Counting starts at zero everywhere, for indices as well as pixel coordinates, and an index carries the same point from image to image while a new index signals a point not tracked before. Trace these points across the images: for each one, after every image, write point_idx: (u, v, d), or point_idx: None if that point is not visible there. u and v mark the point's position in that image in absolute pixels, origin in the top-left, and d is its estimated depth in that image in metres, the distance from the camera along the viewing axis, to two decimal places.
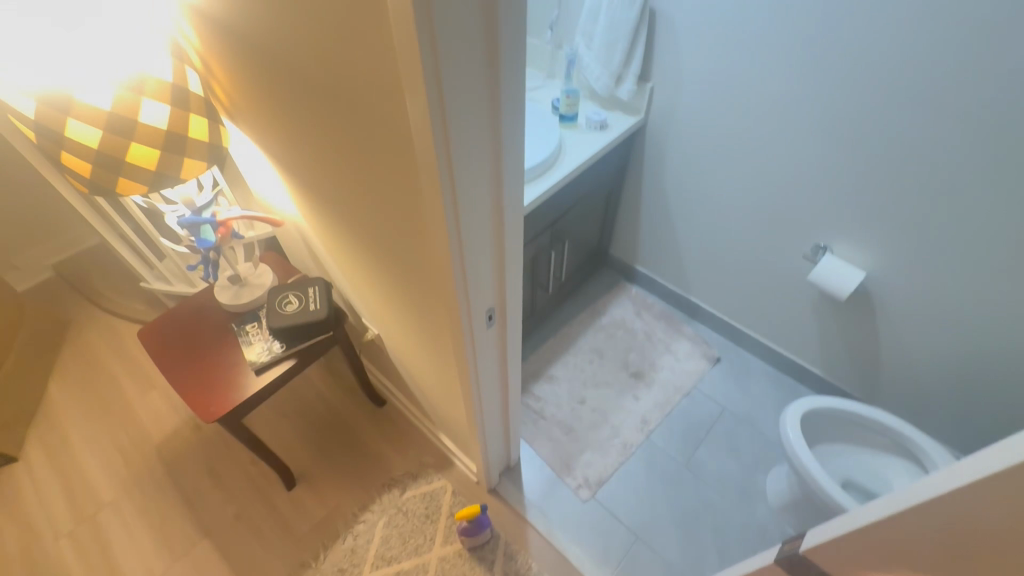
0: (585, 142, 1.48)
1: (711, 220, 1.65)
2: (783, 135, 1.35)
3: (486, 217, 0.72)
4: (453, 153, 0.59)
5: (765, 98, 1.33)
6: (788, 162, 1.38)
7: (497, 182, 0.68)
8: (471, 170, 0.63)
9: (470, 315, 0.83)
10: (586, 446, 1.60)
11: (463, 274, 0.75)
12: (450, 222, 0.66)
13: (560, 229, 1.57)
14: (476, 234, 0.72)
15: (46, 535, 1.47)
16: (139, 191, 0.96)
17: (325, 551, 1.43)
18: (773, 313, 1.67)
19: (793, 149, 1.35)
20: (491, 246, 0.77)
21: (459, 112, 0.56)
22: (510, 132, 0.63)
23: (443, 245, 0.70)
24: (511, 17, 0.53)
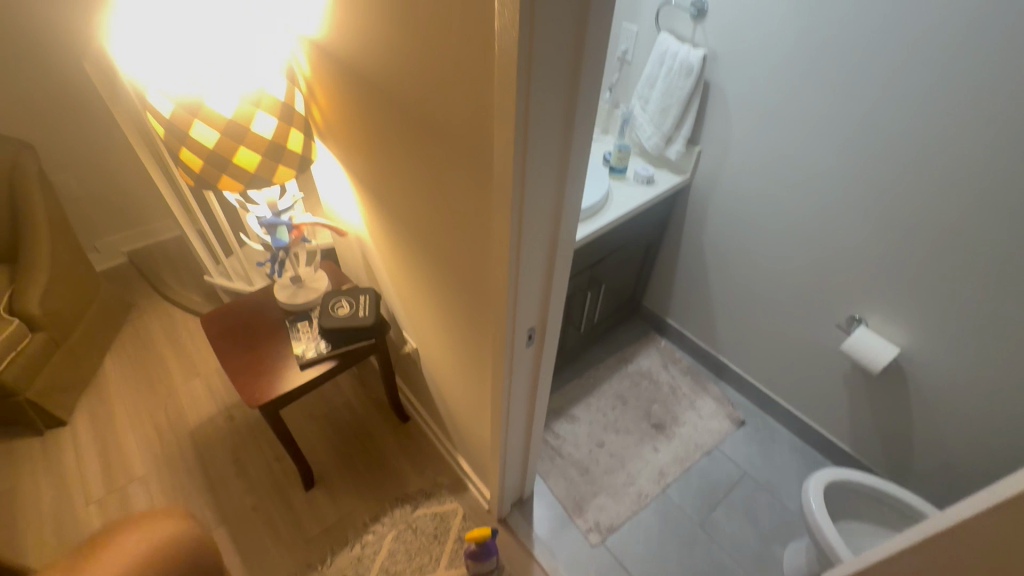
0: (631, 193, 1.57)
1: (747, 282, 1.69)
2: (825, 207, 1.40)
3: (543, 241, 0.79)
4: (527, 179, 0.68)
5: (810, 171, 1.40)
6: (828, 233, 1.42)
7: (558, 211, 0.76)
8: (538, 195, 0.71)
9: (514, 333, 0.89)
10: (601, 491, 1.59)
11: (515, 289, 0.82)
12: (513, 238, 0.74)
13: (598, 272, 1.65)
14: (533, 255, 0.79)
15: (77, 498, 1.55)
16: (236, 188, 1.09)
17: (331, 556, 1.44)
18: (802, 381, 1.66)
19: (834, 221, 1.40)
20: (543, 269, 0.84)
21: (537, 143, 0.65)
22: (575, 168, 0.72)
23: (502, 260, 0.77)
24: (592, 69, 0.62)
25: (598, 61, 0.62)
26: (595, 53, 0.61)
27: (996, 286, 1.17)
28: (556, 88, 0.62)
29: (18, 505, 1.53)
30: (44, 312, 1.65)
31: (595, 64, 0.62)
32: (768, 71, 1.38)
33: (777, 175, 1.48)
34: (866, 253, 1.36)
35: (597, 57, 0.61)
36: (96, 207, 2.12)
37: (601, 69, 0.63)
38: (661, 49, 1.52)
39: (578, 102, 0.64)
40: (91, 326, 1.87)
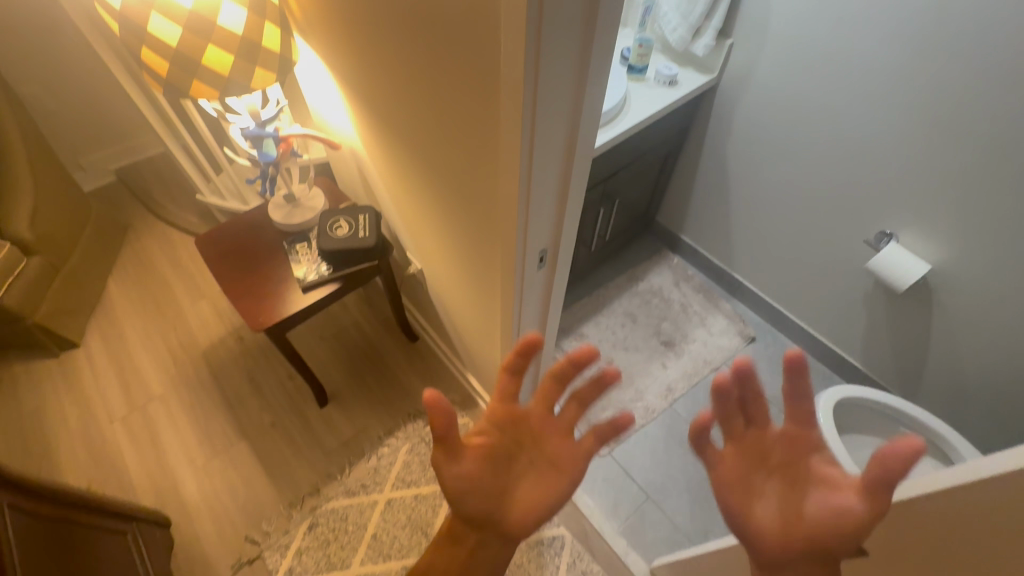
0: (651, 97, 1.41)
1: (771, 196, 1.58)
2: (869, 109, 1.26)
3: (558, 151, 0.69)
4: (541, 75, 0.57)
5: (857, 67, 1.23)
6: (870, 139, 1.29)
7: (576, 116, 0.66)
8: (553, 96, 0.60)
9: (524, 254, 0.83)
10: (609, 406, 1.62)
11: (526, 209, 0.74)
12: (524, 152, 0.64)
13: (611, 186, 1.54)
14: (545, 169, 0.70)
15: (101, 415, 1.60)
16: (209, 96, 0.96)
17: (350, 466, 1.50)
18: (821, 298, 1.62)
19: (876, 127, 1.26)
20: (557, 184, 0.75)
21: (553, 29, 0.53)
22: (598, 62, 0.60)
23: (512, 177, 0.69)
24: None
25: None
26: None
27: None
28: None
29: (46, 422, 1.58)
30: (35, 236, 1.59)
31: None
32: None
33: (818, 71, 1.31)
34: (909, 163, 1.24)
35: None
36: (72, 122, 1.98)
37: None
38: None
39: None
40: (88, 249, 1.83)
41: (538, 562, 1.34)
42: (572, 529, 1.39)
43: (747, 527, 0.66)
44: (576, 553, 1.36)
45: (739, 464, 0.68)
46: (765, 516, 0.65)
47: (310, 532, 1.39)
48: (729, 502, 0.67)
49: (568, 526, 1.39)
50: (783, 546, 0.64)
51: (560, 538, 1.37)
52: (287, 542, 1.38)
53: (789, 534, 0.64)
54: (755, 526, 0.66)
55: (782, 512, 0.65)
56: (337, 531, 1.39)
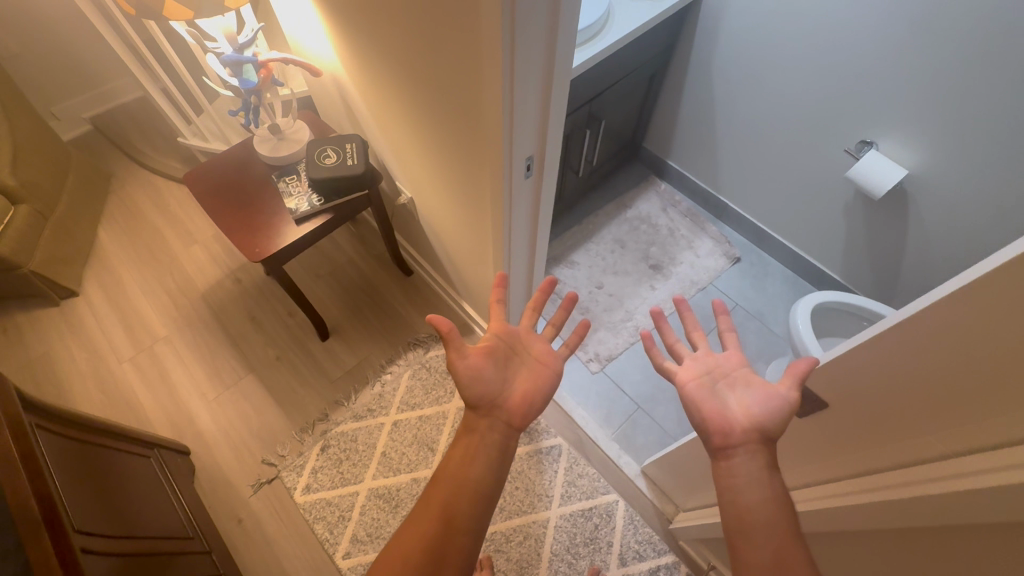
0: (633, 11, 1.38)
1: (757, 111, 1.58)
2: (858, 10, 1.23)
3: (539, 44, 0.69)
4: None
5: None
6: (858, 43, 1.27)
7: (557, 4, 0.65)
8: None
9: (513, 160, 0.84)
10: (600, 327, 1.68)
11: (511, 112, 0.75)
12: (506, 50, 0.65)
13: (597, 107, 1.53)
14: (528, 65, 0.70)
15: (111, 357, 1.65)
16: (183, 16, 0.95)
17: (356, 393, 1.57)
18: (803, 214, 1.66)
19: (866, 28, 1.24)
20: (541, 82, 0.75)
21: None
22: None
23: (496, 78, 0.69)
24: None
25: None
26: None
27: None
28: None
29: (57, 366, 1.63)
30: (18, 184, 1.58)
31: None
32: None
33: None
34: (896, 67, 1.23)
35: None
36: (40, 67, 1.91)
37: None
38: None
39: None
40: (74, 198, 1.82)
41: (537, 468, 1.45)
42: (568, 438, 1.49)
43: (711, 414, 0.71)
44: (573, 459, 1.46)
45: (701, 374, 0.75)
46: (725, 408, 0.71)
47: (323, 453, 1.48)
48: (692, 399, 0.73)
49: (564, 436, 1.50)
50: (741, 427, 0.68)
51: (557, 447, 1.48)
52: (302, 463, 1.47)
53: (743, 418, 0.69)
54: (718, 413, 0.70)
55: (737, 405, 0.70)
56: (348, 451, 1.48)
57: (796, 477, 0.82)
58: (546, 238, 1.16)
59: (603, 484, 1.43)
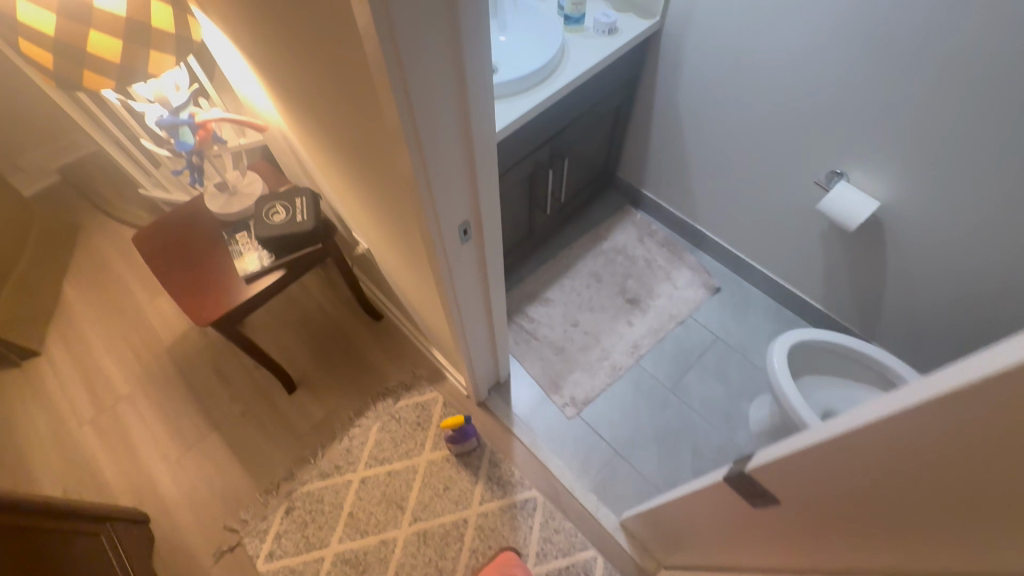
0: (590, 49, 1.34)
1: (727, 140, 1.53)
2: (819, 37, 1.19)
3: (448, 109, 0.64)
4: (400, 19, 0.51)
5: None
6: (822, 69, 1.23)
7: (461, 68, 0.61)
8: (426, 43, 0.55)
9: (443, 223, 0.79)
10: (577, 368, 1.62)
11: (428, 185, 0.71)
12: (407, 129, 0.61)
13: (561, 144, 1.48)
14: (439, 130, 0.65)
15: (71, 420, 1.59)
16: (108, 87, 0.91)
17: (323, 449, 1.51)
18: (781, 243, 1.60)
19: (829, 54, 1.20)
20: (458, 146, 0.70)
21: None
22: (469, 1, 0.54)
23: (404, 155, 0.66)
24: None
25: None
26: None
27: (997, 123, 1.04)
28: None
29: (16, 431, 1.57)
30: None
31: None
32: None
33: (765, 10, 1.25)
34: (862, 91, 1.19)
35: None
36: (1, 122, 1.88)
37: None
38: None
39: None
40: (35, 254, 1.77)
41: (511, 524, 1.38)
42: (543, 490, 1.43)
43: None
44: (548, 513, 1.39)
45: None
46: None
47: (288, 516, 1.42)
48: None
49: (539, 488, 1.43)
50: None
51: (532, 500, 1.41)
52: (266, 527, 1.40)
53: None
54: None
55: None
56: (314, 512, 1.42)
57: (763, 559, 0.76)
58: (501, 291, 1.10)
59: (580, 539, 1.36)
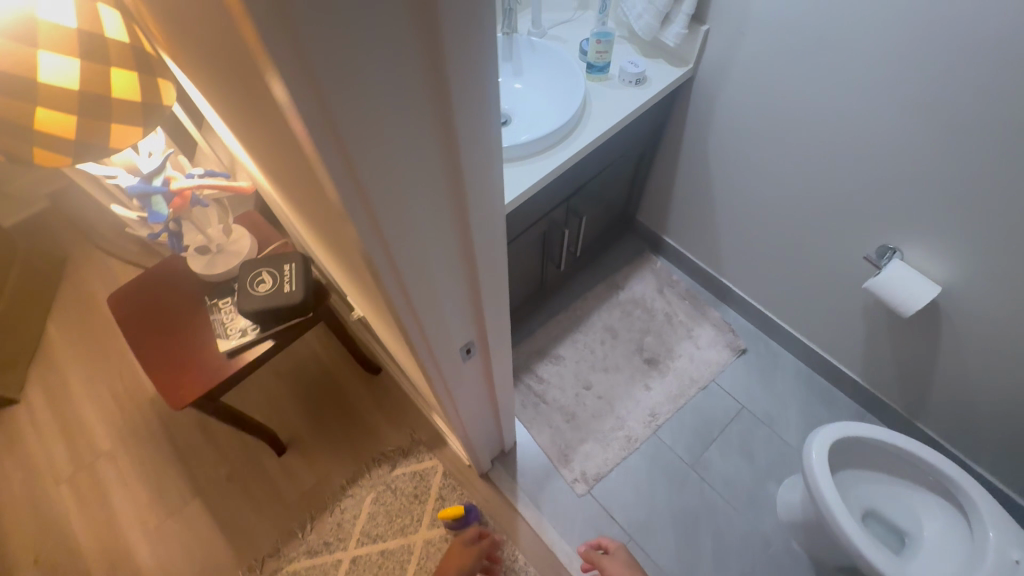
0: (615, 101, 1.20)
1: (762, 200, 1.38)
2: (877, 107, 1.03)
3: (442, 235, 0.53)
4: (375, 165, 0.40)
5: (868, 55, 0.98)
6: (874, 141, 1.07)
7: (458, 197, 0.50)
8: (414, 178, 0.44)
9: (440, 332, 0.69)
10: (588, 437, 1.49)
11: (420, 319, 0.62)
12: (393, 280, 0.53)
13: (578, 199, 1.34)
14: (427, 259, 0.55)
15: (46, 478, 1.48)
16: (61, 165, 0.78)
17: (312, 522, 1.40)
18: (816, 310, 1.46)
19: (893, 125, 1.03)
20: (454, 265, 0.59)
21: (376, 98, 0.36)
22: (470, 130, 0.43)
23: (391, 300, 0.57)
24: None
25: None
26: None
27: None
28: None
29: None
30: None
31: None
32: None
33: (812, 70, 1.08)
34: (930, 170, 1.03)
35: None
36: None
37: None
38: None
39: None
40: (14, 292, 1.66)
41: None
42: None
43: None
44: None
45: None
46: None
47: None
48: None
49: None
50: None
51: None
52: None
53: None
54: None
55: None
56: None
57: None
58: (508, 374, 0.99)
59: None
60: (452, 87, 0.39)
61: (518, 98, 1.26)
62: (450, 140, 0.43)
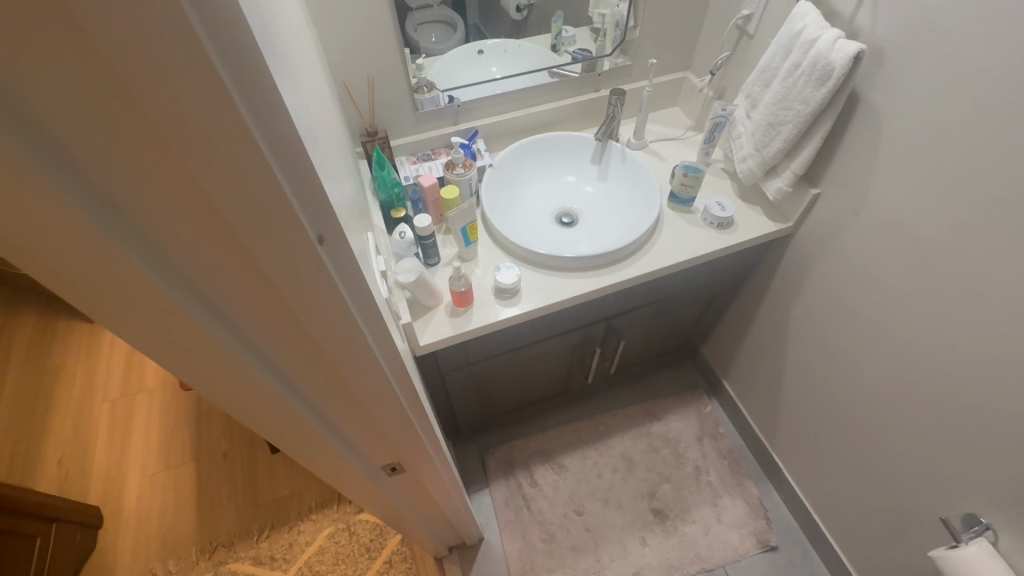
0: (688, 237, 1.10)
1: (836, 394, 1.16)
2: (990, 355, 0.80)
3: (310, 386, 0.47)
4: (186, 341, 0.35)
5: (995, 291, 0.77)
6: (978, 389, 0.83)
7: (334, 360, 0.44)
8: (220, 339, 0.36)
9: (332, 461, 0.61)
10: (557, 567, 1.35)
11: (325, 457, 0.59)
12: (280, 431, 0.51)
13: (623, 321, 1.25)
14: (307, 412, 0.49)
15: (99, 393, 1.70)
16: None
17: (270, 530, 1.43)
18: (870, 543, 1.18)
19: (1004, 389, 0.79)
20: (331, 410, 0.52)
21: (125, 275, 0.29)
22: (296, 291, 0.36)
23: (286, 446, 0.54)
24: (182, 103, 0.23)
25: (195, 79, 0.23)
26: (157, 75, 0.22)
27: None
28: (33, 153, 0.22)
29: (58, 383, 1.72)
30: None
31: (186, 91, 0.23)
32: (973, 98, 0.73)
33: (922, 281, 0.88)
34: None
35: (201, 75, 0.23)
36: None
37: (254, 102, 0.25)
38: (792, 27, 0.91)
39: (201, 176, 0.27)
40: None
41: None
42: None
43: None
44: None
45: None
46: None
47: None
48: None
49: None
50: None
51: None
52: None
53: None
54: None
55: None
56: None
57: None
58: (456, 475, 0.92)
59: None
60: (261, 260, 0.33)
61: (590, 202, 1.22)
62: (279, 305, 0.37)
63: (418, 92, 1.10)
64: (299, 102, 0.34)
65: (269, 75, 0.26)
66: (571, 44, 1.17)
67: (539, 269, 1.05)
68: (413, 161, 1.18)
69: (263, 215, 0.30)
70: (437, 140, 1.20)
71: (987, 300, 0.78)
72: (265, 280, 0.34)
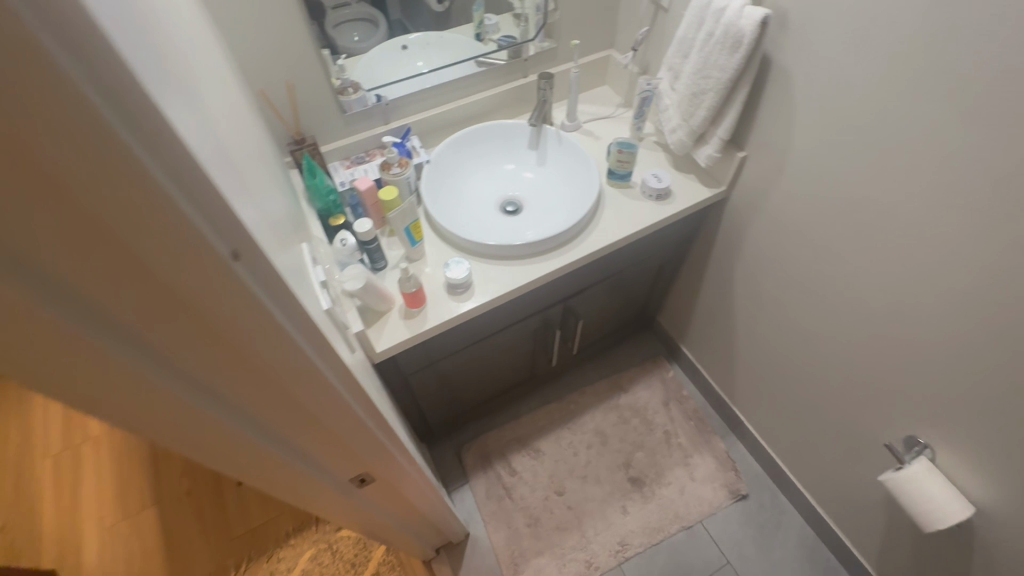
0: (629, 212, 1.12)
1: (783, 343, 1.22)
2: (910, 289, 0.87)
3: (259, 409, 0.45)
4: (109, 385, 0.33)
5: (907, 230, 0.83)
6: (902, 321, 0.90)
7: (280, 379, 0.43)
8: (147, 377, 0.34)
9: (297, 482, 0.60)
10: (546, 550, 1.37)
11: (289, 479, 0.58)
12: (234, 460, 0.49)
13: (578, 301, 1.27)
14: (260, 435, 0.47)
15: (38, 450, 1.58)
16: None
17: (247, 563, 1.38)
18: (829, 478, 1.27)
19: (925, 317, 0.86)
20: (287, 431, 0.50)
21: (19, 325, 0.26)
22: (224, 315, 0.34)
23: (244, 474, 0.52)
24: (43, 125, 0.21)
25: (61, 104, 0.21)
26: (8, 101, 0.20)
27: None
28: None
29: None
30: None
31: (44, 111, 0.21)
32: (869, 52, 0.78)
33: (845, 227, 0.94)
34: (961, 380, 0.85)
35: (60, 93, 0.20)
36: None
37: (132, 116, 0.23)
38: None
39: (90, 207, 0.25)
40: None
41: None
42: None
43: None
44: None
45: None
46: None
47: None
48: None
49: None
50: None
51: None
52: None
53: None
54: None
55: None
56: None
57: None
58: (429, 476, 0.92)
59: None
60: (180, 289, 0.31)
61: (531, 187, 1.23)
62: (209, 332, 0.35)
63: (342, 93, 1.07)
64: (195, 113, 0.32)
65: (148, 89, 0.24)
66: (495, 32, 1.17)
67: (488, 261, 1.05)
68: (347, 165, 1.14)
69: (170, 240, 0.28)
70: (369, 141, 1.17)
71: (902, 239, 0.85)
72: (185, 305, 0.32)
